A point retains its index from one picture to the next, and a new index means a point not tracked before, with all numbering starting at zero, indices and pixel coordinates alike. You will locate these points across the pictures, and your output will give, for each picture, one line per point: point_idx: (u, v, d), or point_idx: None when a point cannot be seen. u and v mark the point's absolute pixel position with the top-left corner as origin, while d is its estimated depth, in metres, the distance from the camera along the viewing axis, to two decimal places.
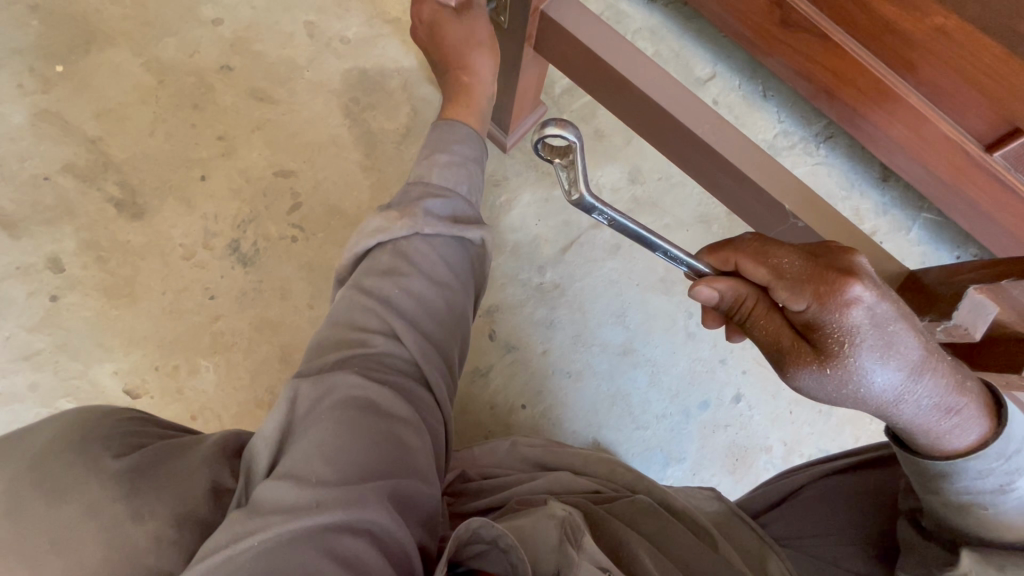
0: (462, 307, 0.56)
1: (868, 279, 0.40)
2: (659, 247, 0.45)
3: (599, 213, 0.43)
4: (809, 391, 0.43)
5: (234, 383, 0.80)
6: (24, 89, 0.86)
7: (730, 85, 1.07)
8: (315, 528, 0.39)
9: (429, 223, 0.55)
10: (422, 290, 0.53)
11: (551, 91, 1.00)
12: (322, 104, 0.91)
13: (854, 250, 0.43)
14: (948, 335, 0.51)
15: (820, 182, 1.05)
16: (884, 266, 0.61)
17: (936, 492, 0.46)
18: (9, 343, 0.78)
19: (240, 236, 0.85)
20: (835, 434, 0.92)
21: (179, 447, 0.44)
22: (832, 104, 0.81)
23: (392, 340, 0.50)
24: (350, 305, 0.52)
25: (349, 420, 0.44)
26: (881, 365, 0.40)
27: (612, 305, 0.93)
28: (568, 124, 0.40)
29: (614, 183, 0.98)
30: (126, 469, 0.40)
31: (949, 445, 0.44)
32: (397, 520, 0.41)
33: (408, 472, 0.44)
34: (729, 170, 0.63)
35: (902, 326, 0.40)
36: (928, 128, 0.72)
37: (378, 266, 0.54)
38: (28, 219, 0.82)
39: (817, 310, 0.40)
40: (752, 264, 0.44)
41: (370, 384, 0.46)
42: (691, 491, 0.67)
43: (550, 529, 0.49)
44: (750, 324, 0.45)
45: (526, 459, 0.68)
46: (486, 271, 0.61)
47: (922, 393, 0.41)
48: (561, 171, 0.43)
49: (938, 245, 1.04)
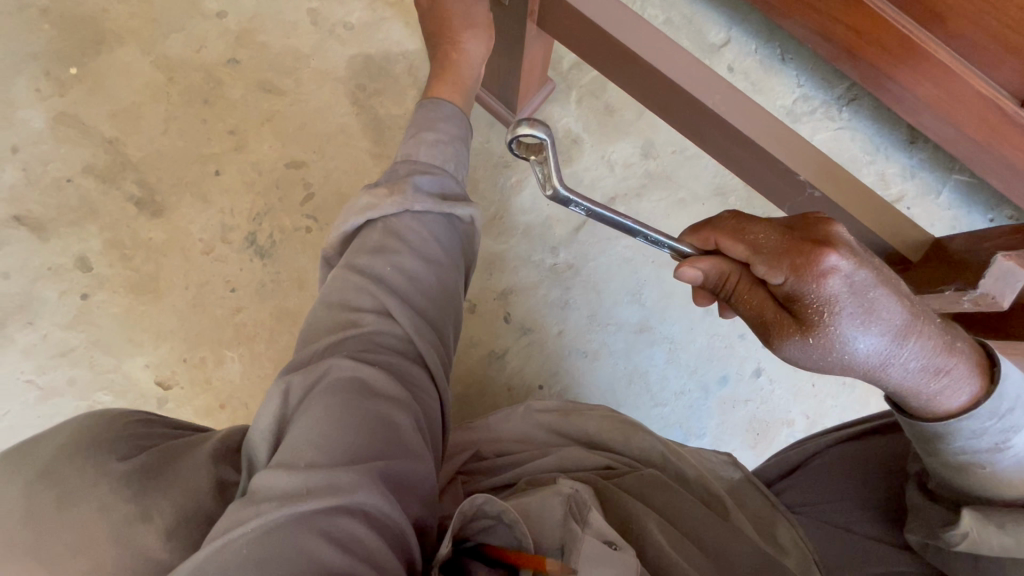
0: (453, 282, 0.57)
1: (844, 246, 0.40)
2: (638, 232, 0.46)
3: (575, 204, 0.45)
4: (798, 361, 0.43)
5: (259, 372, 0.83)
6: (41, 93, 0.88)
7: (746, 50, 1.03)
8: (311, 512, 0.39)
9: (418, 200, 0.56)
10: (412, 266, 0.54)
11: (559, 67, 0.98)
12: (328, 92, 0.91)
13: (831, 220, 0.43)
14: (975, 304, 0.48)
15: (843, 148, 1.01)
16: (906, 234, 0.59)
17: (936, 454, 0.48)
18: (46, 341, 0.82)
19: (256, 229, 0.87)
20: (859, 406, 0.91)
21: (186, 444, 0.46)
22: (854, 64, 0.78)
23: (384, 319, 0.51)
24: (342, 286, 0.53)
25: (337, 403, 0.45)
26: (865, 332, 0.40)
27: (627, 283, 0.92)
28: (539, 124, 0.41)
29: (627, 158, 0.97)
30: (133, 470, 0.42)
31: (943, 405, 0.45)
32: (389, 500, 0.42)
33: (401, 451, 0.45)
34: (742, 142, 0.61)
35: (883, 291, 0.40)
36: (959, 85, 0.69)
37: (368, 244, 0.55)
38: (55, 221, 0.85)
39: (795, 282, 0.41)
40: (730, 241, 0.45)
41: (360, 366, 0.47)
42: (708, 455, 0.67)
43: (555, 505, 0.50)
44: (734, 299, 0.46)
45: (541, 427, 0.67)
46: (475, 247, 0.62)
47: (909, 355, 0.41)
48: (536, 168, 0.45)
49: (970, 207, 1.00)
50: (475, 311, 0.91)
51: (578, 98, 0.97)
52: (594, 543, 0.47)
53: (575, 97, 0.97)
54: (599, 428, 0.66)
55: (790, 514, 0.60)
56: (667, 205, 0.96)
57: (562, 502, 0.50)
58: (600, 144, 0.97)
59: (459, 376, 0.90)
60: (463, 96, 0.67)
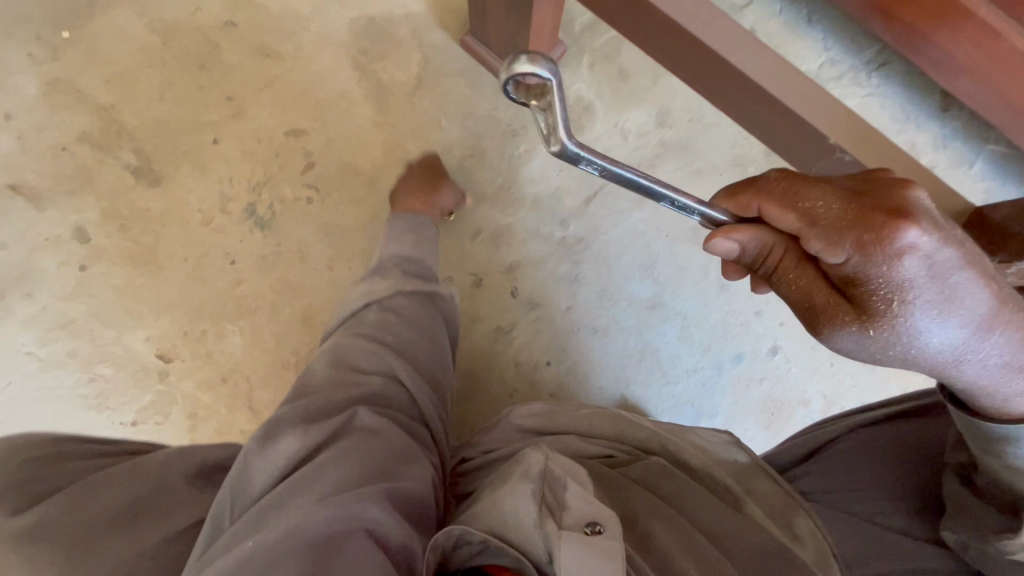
0: (443, 346, 0.68)
1: (926, 220, 0.36)
2: (664, 196, 0.41)
3: (586, 163, 0.39)
4: (848, 351, 0.41)
5: (261, 346, 0.82)
6: (34, 57, 0.85)
7: (770, 10, 0.96)
8: (326, 527, 0.44)
9: (406, 283, 0.69)
10: (408, 336, 0.65)
11: (571, 29, 0.92)
12: (329, 57, 0.87)
13: (911, 186, 0.38)
14: (1021, 276, 0.45)
15: (872, 116, 0.95)
16: (944, 201, 0.55)
17: (998, 454, 0.44)
18: (45, 312, 0.81)
19: (256, 199, 0.84)
20: (879, 386, 0.88)
21: (112, 479, 0.51)
22: (887, 27, 0.76)
23: (389, 380, 0.60)
24: (350, 348, 0.62)
25: (353, 442, 0.52)
26: (939, 323, 0.37)
27: (640, 258, 0.88)
28: (541, 58, 0.35)
29: (641, 126, 0.92)
30: (37, 522, 0.47)
31: (1017, 407, 0.41)
32: (394, 518, 0.47)
33: (411, 480, 0.52)
34: (768, 100, 0.56)
35: (969, 275, 0.36)
36: (1003, 49, 0.67)
37: (367, 320, 0.65)
38: (52, 190, 0.83)
39: (859, 262, 0.37)
40: (779, 211, 0.40)
41: (375, 414, 0.56)
42: (708, 437, 0.65)
43: (527, 506, 0.44)
44: (775, 277, 0.43)
45: (524, 428, 0.66)
46: (455, 323, 0.73)
47: (990, 351, 0.38)
48: (539, 117, 0.38)
49: (1005, 179, 0.94)
50: (481, 286, 0.88)
51: (590, 62, 0.92)
52: (573, 547, 0.41)
53: (587, 62, 0.92)
54: (590, 424, 0.64)
55: (809, 505, 0.57)
56: (682, 176, 0.91)
57: (531, 499, 0.45)
58: (613, 111, 0.92)
59: (465, 353, 0.88)
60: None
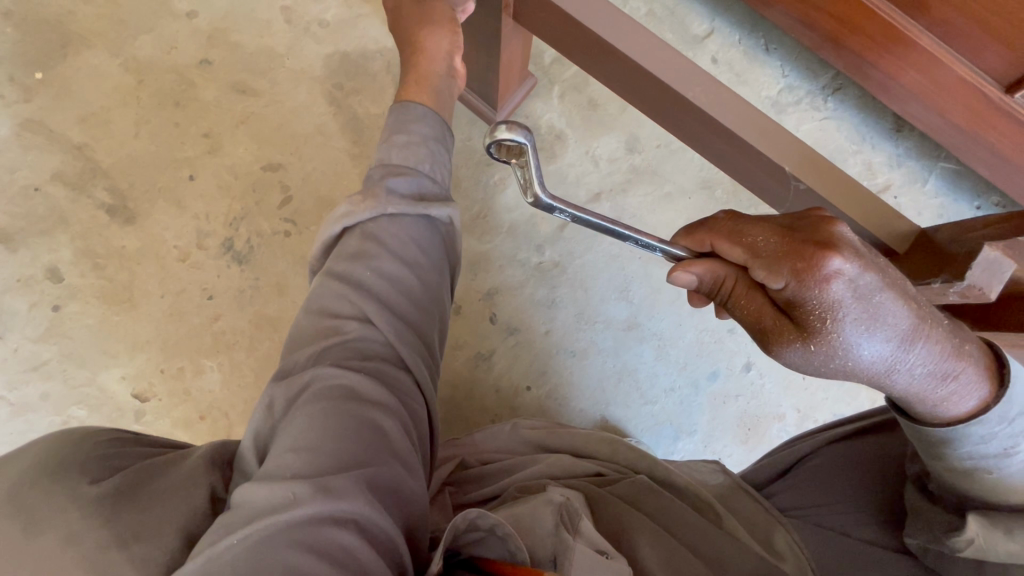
0: (436, 283, 0.56)
1: (848, 248, 0.39)
2: (629, 237, 0.45)
3: (560, 212, 0.43)
4: (797, 366, 0.43)
5: (239, 381, 0.81)
6: (6, 99, 0.85)
7: (730, 40, 1.01)
8: (296, 524, 0.38)
9: (393, 202, 0.54)
10: (392, 269, 0.52)
11: (540, 61, 0.96)
12: (305, 92, 0.89)
13: (835, 219, 0.42)
14: (961, 296, 0.48)
15: (829, 138, 1.00)
16: (894, 223, 0.57)
17: (941, 459, 0.48)
18: (17, 354, 0.79)
19: (233, 234, 0.85)
20: (850, 398, 0.90)
21: (166, 464, 0.44)
22: (838, 53, 0.81)
23: (366, 325, 0.50)
24: (322, 291, 0.51)
25: (323, 411, 0.44)
26: (868, 338, 0.40)
27: (615, 280, 0.91)
28: (518, 127, 0.40)
29: (611, 153, 0.95)
30: (107, 493, 0.40)
31: (949, 412, 0.45)
32: (380, 509, 0.41)
33: (386, 458, 0.44)
34: (724, 134, 0.59)
35: (887, 295, 0.39)
36: (942, 71, 0.72)
37: (347, 249, 0.53)
38: (24, 230, 0.82)
39: (796, 287, 0.40)
40: (728, 245, 0.44)
41: (347, 373, 0.46)
42: (697, 465, 0.67)
43: (546, 516, 0.50)
44: (731, 303, 0.46)
45: (527, 441, 0.69)
46: (457, 246, 0.60)
47: (915, 361, 0.41)
48: (518, 172, 0.43)
49: (956, 195, 0.99)
50: (461, 313, 0.89)
51: (560, 92, 0.96)
52: (585, 552, 0.47)
53: (558, 92, 0.96)
54: (585, 442, 0.67)
55: (786, 519, 0.60)
56: (653, 200, 0.94)
57: (551, 514, 0.50)
58: (584, 139, 0.95)
59: (446, 380, 0.88)
60: (432, 95, 0.64)
